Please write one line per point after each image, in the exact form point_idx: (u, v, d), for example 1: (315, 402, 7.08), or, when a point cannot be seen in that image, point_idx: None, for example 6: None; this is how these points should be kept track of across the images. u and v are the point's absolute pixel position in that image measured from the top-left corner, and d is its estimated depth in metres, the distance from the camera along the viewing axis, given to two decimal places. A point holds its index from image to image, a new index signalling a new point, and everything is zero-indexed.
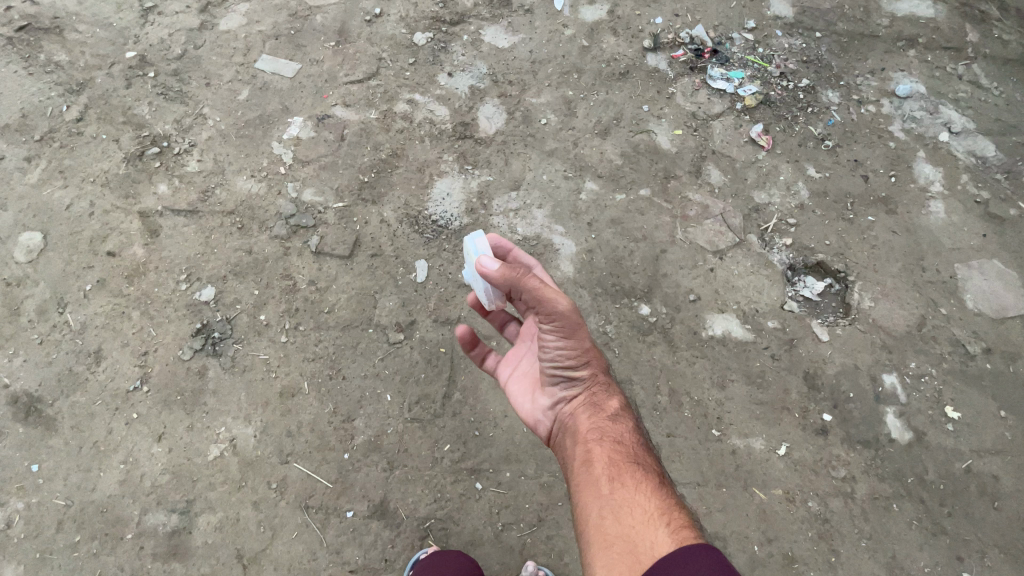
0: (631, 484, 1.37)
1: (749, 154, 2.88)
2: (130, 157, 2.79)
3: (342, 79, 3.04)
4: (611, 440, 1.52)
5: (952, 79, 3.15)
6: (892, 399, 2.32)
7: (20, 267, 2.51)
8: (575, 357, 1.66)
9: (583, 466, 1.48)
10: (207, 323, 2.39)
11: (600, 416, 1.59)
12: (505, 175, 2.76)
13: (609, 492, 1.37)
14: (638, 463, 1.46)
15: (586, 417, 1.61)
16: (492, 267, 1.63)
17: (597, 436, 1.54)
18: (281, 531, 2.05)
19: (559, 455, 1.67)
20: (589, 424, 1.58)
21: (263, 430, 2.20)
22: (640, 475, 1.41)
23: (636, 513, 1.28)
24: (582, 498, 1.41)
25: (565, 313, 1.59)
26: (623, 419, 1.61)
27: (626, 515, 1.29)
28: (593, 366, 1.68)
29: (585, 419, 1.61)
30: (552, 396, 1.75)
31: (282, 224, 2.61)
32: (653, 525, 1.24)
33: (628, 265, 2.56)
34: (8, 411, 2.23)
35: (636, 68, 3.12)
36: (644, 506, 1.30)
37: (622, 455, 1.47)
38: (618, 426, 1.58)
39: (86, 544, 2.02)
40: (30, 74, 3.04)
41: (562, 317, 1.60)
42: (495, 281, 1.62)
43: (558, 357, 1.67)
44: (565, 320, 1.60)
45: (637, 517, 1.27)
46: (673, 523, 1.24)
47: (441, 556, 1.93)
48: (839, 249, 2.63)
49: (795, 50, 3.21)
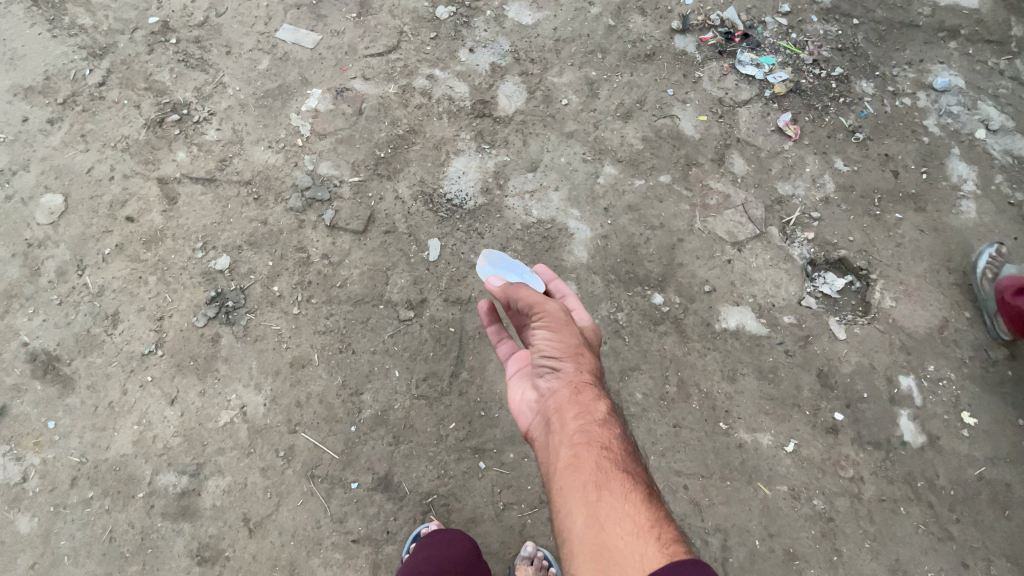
0: (619, 492, 1.35)
1: (775, 144, 2.79)
2: (151, 123, 2.80)
3: (362, 52, 3.00)
4: (598, 446, 1.46)
5: (993, 73, 3.00)
6: (907, 401, 2.27)
7: (42, 228, 2.56)
8: (562, 350, 1.64)
9: (567, 470, 1.43)
10: (221, 292, 2.42)
11: (587, 418, 1.52)
12: (523, 155, 2.72)
13: (595, 500, 1.33)
14: (624, 471, 1.42)
15: (572, 418, 1.53)
16: (496, 283, 1.85)
17: (584, 441, 1.47)
18: (287, 498, 2.09)
19: (538, 453, 1.61)
20: (575, 426, 1.51)
21: (272, 399, 2.23)
22: (627, 484, 1.38)
23: (625, 523, 1.27)
24: (565, 504, 1.38)
25: (551, 311, 1.68)
26: (612, 425, 1.54)
27: (614, 526, 1.27)
28: (580, 364, 1.63)
29: (571, 420, 1.53)
30: (540, 390, 1.69)
31: (298, 197, 2.61)
32: (642, 536, 1.23)
33: (643, 253, 2.52)
34: (28, 368, 2.30)
35: (663, 51, 3.03)
36: (632, 517, 1.28)
37: (611, 463, 1.43)
38: (606, 432, 1.51)
39: (100, 500, 2.08)
40: (54, 36, 3.04)
41: (548, 314, 1.68)
42: (495, 295, 1.84)
43: (544, 347, 1.66)
44: (551, 317, 1.67)
45: (625, 528, 1.26)
46: (662, 536, 1.24)
47: (434, 536, 1.89)
48: (863, 246, 2.56)
49: (830, 36, 3.08)
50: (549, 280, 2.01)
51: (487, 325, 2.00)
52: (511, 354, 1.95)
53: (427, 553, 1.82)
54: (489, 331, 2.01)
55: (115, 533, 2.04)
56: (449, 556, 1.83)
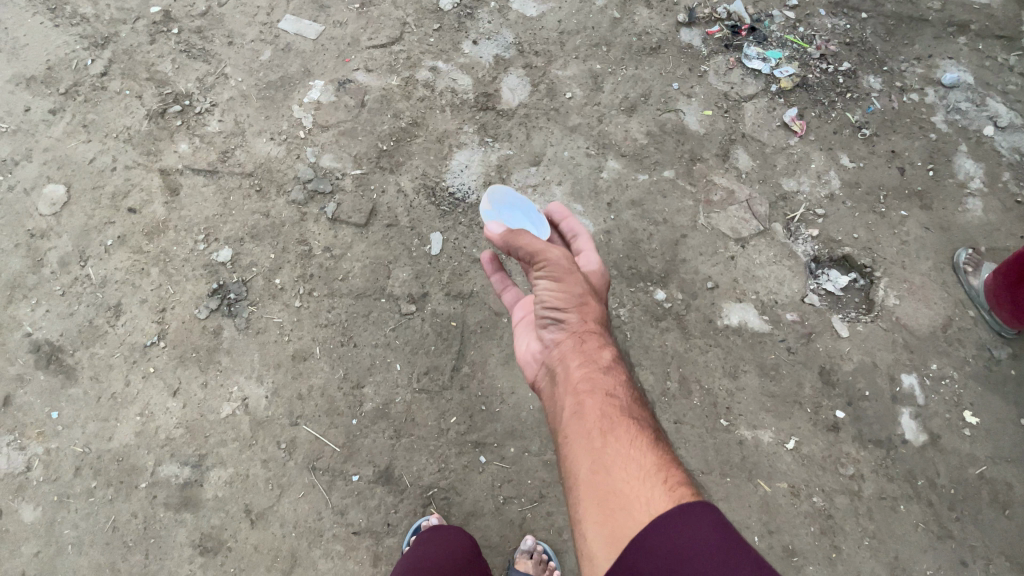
0: (624, 437, 1.30)
1: (780, 140, 2.76)
2: (153, 114, 2.79)
3: (365, 43, 2.98)
4: (603, 393, 1.43)
5: (1002, 69, 2.96)
6: (909, 399, 2.26)
7: (44, 218, 2.56)
8: (565, 300, 1.61)
9: (572, 418, 1.40)
10: (223, 284, 2.42)
11: (592, 365, 1.50)
12: (526, 149, 2.70)
13: (600, 445, 1.29)
14: (630, 416, 1.38)
15: (577, 366, 1.52)
16: (494, 230, 1.68)
17: (588, 388, 1.45)
18: (289, 489, 2.11)
19: (544, 402, 1.60)
20: (580, 374, 1.49)
21: (274, 391, 2.24)
22: (632, 428, 1.34)
23: (630, 467, 1.22)
24: (570, 451, 1.35)
25: (554, 260, 1.62)
26: (616, 371, 1.52)
27: (619, 469, 1.22)
28: (585, 313, 1.61)
29: (575, 368, 1.52)
30: (546, 342, 1.67)
31: (300, 189, 2.60)
32: (648, 479, 1.19)
33: (646, 248, 2.50)
34: (31, 358, 2.31)
35: (668, 44, 2.99)
36: (638, 460, 1.24)
37: (616, 409, 1.39)
38: (611, 379, 1.49)
39: (103, 490, 2.10)
40: (56, 25, 3.02)
41: (551, 263, 1.63)
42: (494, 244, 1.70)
43: (547, 298, 1.63)
44: (554, 266, 1.62)
45: (630, 471, 1.21)
46: (669, 479, 1.19)
47: (432, 534, 1.88)
48: (868, 243, 2.54)
49: (838, 31, 3.04)
50: (562, 219, 1.93)
51: (490, 275, 2.00)
52: (518, 302, 1.96)
53: (425, 551, 1.81)
54: (494, 280, 2.01)
55: (118, 522, 2.06)
56: (447, 554, 1.81)
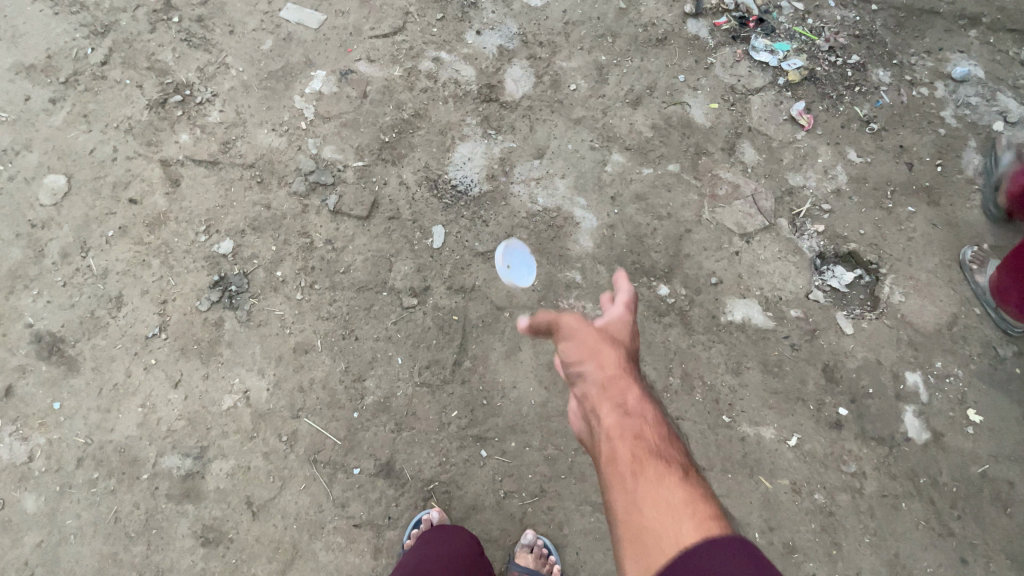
0: (653, 476, 1.12)
1: (787, 134, 2.73)
2: (153, 104, 2.77)
3: (367, 33, 2.94)
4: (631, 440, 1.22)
5: (1014, 63, 2.90)
6: (913, 397, 2.25)
7: (45, 209, 2.55)
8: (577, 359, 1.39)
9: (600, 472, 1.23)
10: (224, 276, 2.41)
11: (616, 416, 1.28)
12: (530, 142, 2.67)
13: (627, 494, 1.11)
14: (663, 456, 1.18)
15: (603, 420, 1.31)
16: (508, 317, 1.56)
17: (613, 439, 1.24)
18: (290, 482, 2.11)
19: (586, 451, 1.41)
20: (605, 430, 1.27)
21: (275, 384, 2.24)
22: (665, 469, 1.15)
23: (659, 509, 1.06)
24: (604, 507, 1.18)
25: (560, 328, 1.43)
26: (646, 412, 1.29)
27: (649, 509, 1.06)
28: (603, 361, 1.36)
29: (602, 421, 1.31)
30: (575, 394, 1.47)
31: (302, 180, 2.58)
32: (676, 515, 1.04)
33: (650, 243, 2.48)
34: (33, 349, 2.31)
35: (675, 35, 2.95)
36: (667, 500, 1.07)
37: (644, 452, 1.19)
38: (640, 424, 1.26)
39: (105, 481, 2.11)
40: (55, 13, 2.98)
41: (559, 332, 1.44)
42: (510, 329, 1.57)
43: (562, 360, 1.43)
44: (561, 333, 1.43)
45: (660, 510, 1.06)
46: (700, 512, 1.04)
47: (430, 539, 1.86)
48: (874, 239, 2.51)
49: (847, 23, 2.99)
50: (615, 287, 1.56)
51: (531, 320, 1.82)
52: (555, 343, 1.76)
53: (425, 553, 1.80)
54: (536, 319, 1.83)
55: (120, 513, 2.07)
56: (447, 549, 1.82)
